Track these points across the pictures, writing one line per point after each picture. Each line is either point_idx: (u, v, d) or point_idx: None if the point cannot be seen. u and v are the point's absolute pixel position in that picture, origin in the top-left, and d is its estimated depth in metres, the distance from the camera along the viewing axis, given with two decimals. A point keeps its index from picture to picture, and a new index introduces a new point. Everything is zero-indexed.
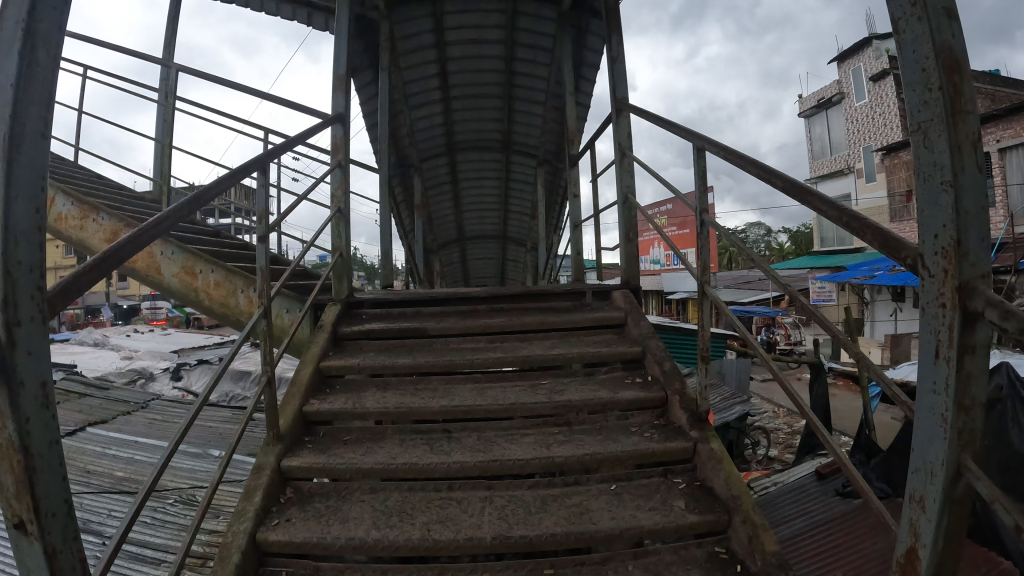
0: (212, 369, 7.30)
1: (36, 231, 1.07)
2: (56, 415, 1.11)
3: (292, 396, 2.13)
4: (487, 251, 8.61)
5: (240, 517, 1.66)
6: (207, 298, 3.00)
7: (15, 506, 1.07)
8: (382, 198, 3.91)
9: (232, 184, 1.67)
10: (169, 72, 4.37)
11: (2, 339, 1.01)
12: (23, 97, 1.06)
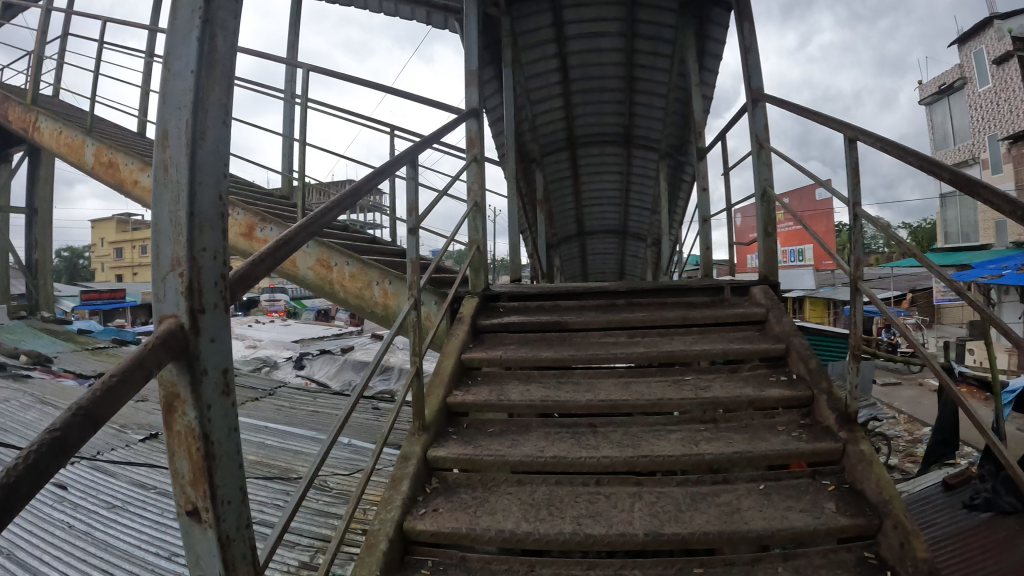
0: (334, 360, 7.55)
1: (218, 217, 1.12)
2: (235, 404, 1.16)
3: (435, 386, 2.20)
4: (605, 247, 8.59)
5: (388, 506, 1.72)
6: (343, 289, 3.10)
7: (192, 493, 1.12)
8: (510, 194, 3.94)
9: (382, 178, 1.71)
10: (295, 73, 4.52)
11: (186, 326, 1.07)
12: (203, 86, 1.12)
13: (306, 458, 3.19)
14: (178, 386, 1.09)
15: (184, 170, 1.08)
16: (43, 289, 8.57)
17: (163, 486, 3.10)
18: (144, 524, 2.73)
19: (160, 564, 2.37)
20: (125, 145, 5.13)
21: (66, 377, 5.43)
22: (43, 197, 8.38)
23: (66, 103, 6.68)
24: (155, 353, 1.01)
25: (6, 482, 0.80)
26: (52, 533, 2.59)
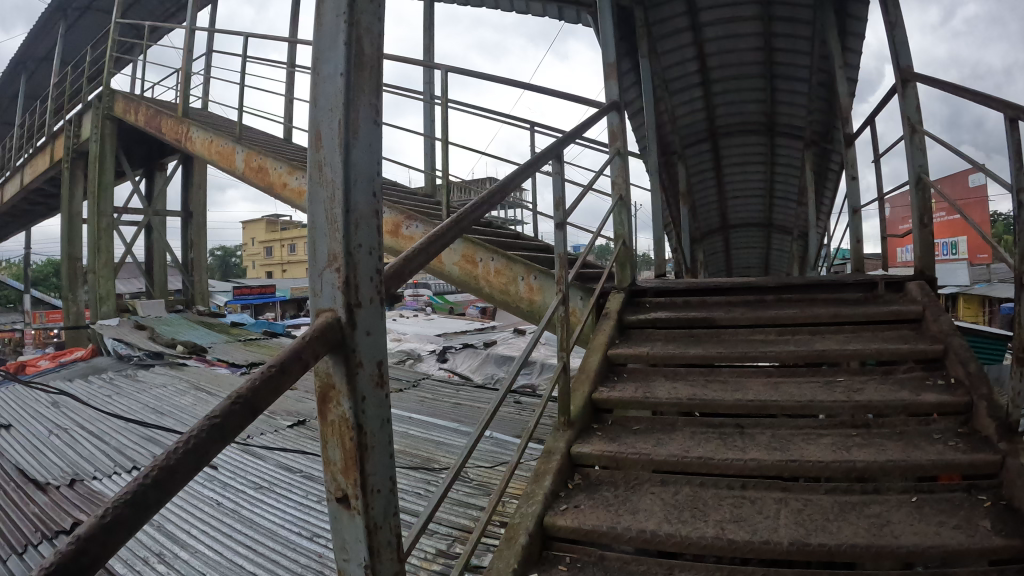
0: (475, 354, 7.71)
1: (373, 214, 1.15)
2: (388, 396, 1.18)
3: (581, 383, 2.27)
4: (750, 241, 8.35)
5: (529, 500, 1.82)
6: (489, 285, 3.16)
7: (344, 482, 1.16)
8: (654, 188, 3.90)
9: (527, 176, 1.71)
10: (432, 74, 4.64)
11: (343, 319, 1.09)
12: (353, 86, 1.15)
13: (449, 450, 3.24)
14: (333, 378, 1.12)
15: (337, 169, 1.11)
16: (198, 286, 9.14)
17: (310, 470, 3.23)
18: (288, 505, 2.83)
19: (300, 542, 2.45)
20: (271, 150, 5.40)
21: (219, 366, 5.79)
22: (197, 199, 9.01)
23: (214, 113, 7.13)
24: (311, 346, 1.05)
25: (164, 466, 0.87)
26: (202, 510, 2.76)
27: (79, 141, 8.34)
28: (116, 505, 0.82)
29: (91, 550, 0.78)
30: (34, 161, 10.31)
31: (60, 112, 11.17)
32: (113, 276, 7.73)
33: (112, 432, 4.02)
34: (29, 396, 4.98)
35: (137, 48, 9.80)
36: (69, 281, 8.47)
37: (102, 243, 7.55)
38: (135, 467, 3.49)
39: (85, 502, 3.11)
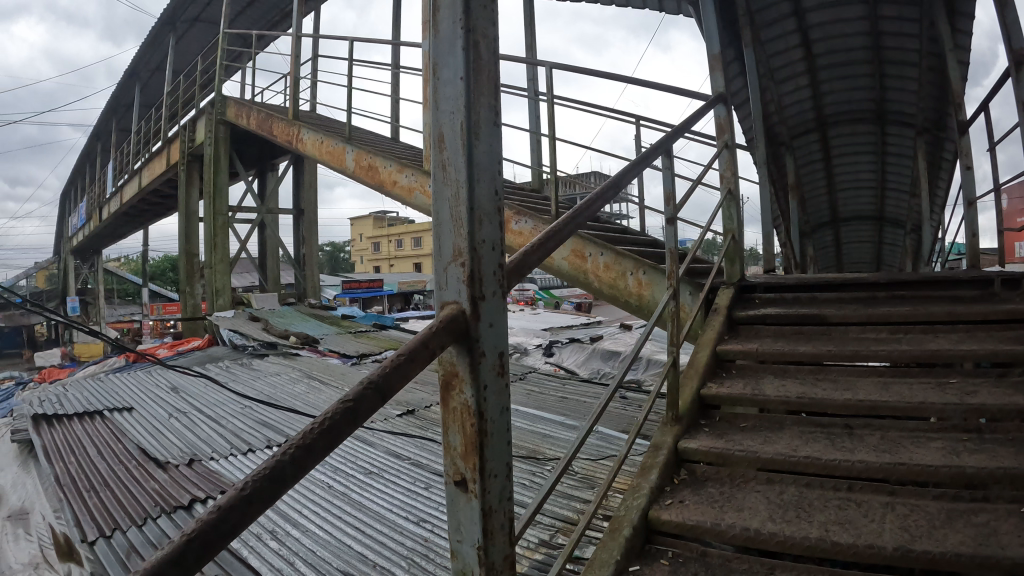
0: (581, 348, 7.76)
1: (495, 211, 1.20)
2: (508, 385, 1.23)
3: (690, 378, 2.38)
4: (863, 236, 8.09)
5: (636, 494, 1.90)
6: (598, 279, 3.33)
7: (463, 465, 1.22)
8: (763, 182, 3.87)
9: (631, 178, 1.75)
10: (535, 72, 4.71)
11: (468, 311, 1.15)
12: (473, 89, 1.20)
13: (556, 443, 3.29)
14: (457, 366, 1.18)
15: (462, 169, 1.17)
16: (310, 280, 9.47)
17: (417, 458, 3.33)
18: (396, 490, 2.95)
19: (406, 526, 2.55)
20: (379, 149, 5.59)
21: (331, 357, 6.02)
22: (308, 197, 9.42)
23: (323, 114, 7.44)
24: (438, 336, 1.11)
25: (300, 445, 0.95)
26: (315, 491, 2.92)
27: (194, 145, 8.82)
28: (257, 478, 0.90)
29: (231, 520, 0.86)
30: (152, 164, 10.95)
31: (175, 118, 11.81)
32: (228, 270, 8.14)
33: (229, 417, 4.25)
34: (152, 383, 5.33)
35: (244, 55, 10.26)
36: (187, 276, 8.98)
37: (218, 240, 7.98)
38: (248, 449, 3.68)
39: (202, 480, 3.31)
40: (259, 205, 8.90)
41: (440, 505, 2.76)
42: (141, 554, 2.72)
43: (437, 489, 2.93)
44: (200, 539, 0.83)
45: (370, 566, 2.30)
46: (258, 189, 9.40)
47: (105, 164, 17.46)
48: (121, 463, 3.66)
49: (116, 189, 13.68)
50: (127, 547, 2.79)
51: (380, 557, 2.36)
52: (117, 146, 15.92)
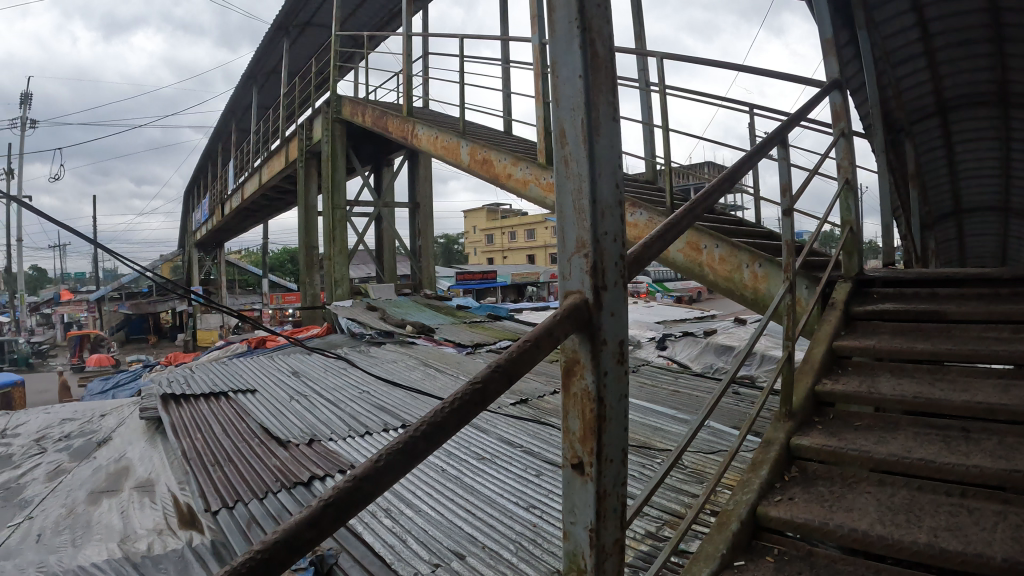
0: (695, 343, 7.77)
1: (617, 204, 1.24)
2: (627, 373, 1.27)
3: (805, 375, 2.39)
4: (993, 228, 7.68)
5: (747, 488, 1.93)
6: (714, 271, 3.41)
7: (580, 450, 1.26)
8: (882, 172, 3.76)
9: (733, 180, 1.77)
10: (645, 62, 4.71)
11: (592, 301, 1.20)
12: (592, 87, 1.25)
13: (669, 437, 3.31)
14: (579, 353, 1.23)
15: (583, 161, 1.22)
16: (426, 271, 9.81)
17: (530, 446, 3.44)
18: (508, 476, 3.06)
19: (516, 511, 2.68)
20: (493, 143, 5.76)
21: (446, 346, 6.19)
22: (422, 190, 9.73)
23: (435, 110, 7.67)
24: (562, 323, 1.15)
25: (431, 422, 1.01)
26: (430, 473, 3.08)
27: (312, 142, 9.25)
28: (391, 452, 0.97)
29: (365, 488, 0.94)
30: (272, 162, 11.52)
31: (292, 117, 12.39)
32: (345, 261, 8.49)
33: (347, 401, 4.45)
34: (275, 367, 5.64)
35: (355, 55, 10.65)
36: (307, 268, 9.43)
37: (336, 232, 8.34)
38: (365, 432, 3.85)
39: (321, 459, 3.48)
40: (376, 199, 9.28)
41: (550, 494, 2.88)
42: (261, 526, 2.92)
43: (548, 476, 3.05)
44: (337, 505, 0.91)
45: (479, 547, 2.44)
46: (373, 183, 9.74)
47: (227, 163, 18.46)
48: (245, 440, 3.90)
49: (238, 186, 14.44)
50: (248, 518, 3.00)
51: (489, 540, 2.50)
52: (237, 145, 16.78)
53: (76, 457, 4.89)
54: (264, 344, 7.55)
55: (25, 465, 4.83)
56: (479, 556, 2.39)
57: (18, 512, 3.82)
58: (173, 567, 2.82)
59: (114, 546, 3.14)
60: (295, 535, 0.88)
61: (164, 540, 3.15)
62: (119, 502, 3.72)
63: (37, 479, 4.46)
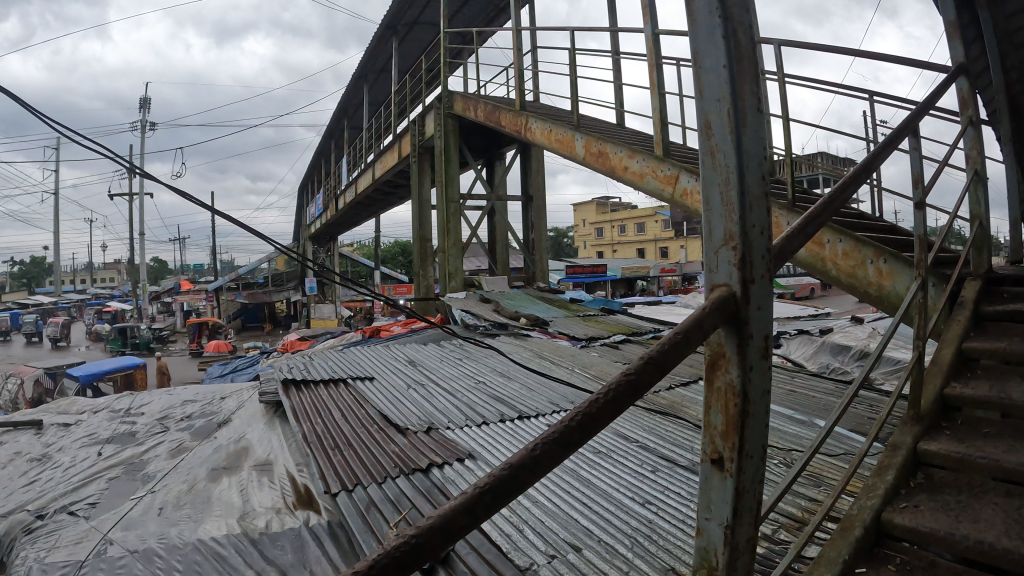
0: (811, 341, 7.64)
1: (764, 195, 1.22)
2: (770, 367, 1.24)
3: (933, 377, 2.30)
4: None
5: (870, 495, 1.88)
6: (837, 267, 3.33)
7: (721, 445, 1.25)
8: (1011, 162, 3.55)
9: (868, 175, 1.72)
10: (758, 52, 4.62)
11: (739, 294, 1.18)
12: (736, 76, 1.22)
13: (796, 438, 3.31)
14: (725, 347, 1.22)
15: (730, 152, 1.20)
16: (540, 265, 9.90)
17: (646, 443, 3.62)
18: (625, 472, 3.23)
19: (633, 506, 2.82)
20: (607, 135, 5.86)
21: (560, 339, 6.27)
22: (536, 184, 9.85)
23: (546, 105, 7.74)
24: (711, 316, 1.14)
25: (586, 412, 0.99)
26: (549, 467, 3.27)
27: (424, 138, 9.53)
28: (544, 441, 0.96)
29: (520, 477, 0.93)
30: (385, 157, 11.87)
31: (404, 113, 12.71)
32: (459, 254, 8.66)
33: (463, 393, 4.60)
34: (392, 356, 5.83)
35: (464, 51, 10.83)
36: (421, 261, 9.72)
37: (450, 225, 8.53)
38: (483, 423, 3.99)
39: (438, 448, 3.58)
40: (488, 193, 9.45)
41: (669, 489, 3.01)
42: (380, 509, 3.03)
43: (665, 473, 3.20)
44: (493, 492, 0.91)
45: (596, 541, 2.54)
46: (485, 177, 9.90)
47: (340, 158, 19.12)
48: (363, 426, 4.04)
49: (352, 181, 14.96)
50: (367, 502, 3.11)
51: (604, 534, 2.60)
52: (350, 142, 17.38)
53: (197, 436, 5.19)
54: (377, 334, 7.80)
55: (152, 442, 5.16)
56: (595, 549, 2.49)
57: (145, 486, 4.09)
58: (290, 544, 3.01)
59: (232, 521, 3.31)
60: (450, 520, 0.89)
61: (280, 518, 3.31)
62: (237, 480, 3.92)
63: (162, 456, 4.75)
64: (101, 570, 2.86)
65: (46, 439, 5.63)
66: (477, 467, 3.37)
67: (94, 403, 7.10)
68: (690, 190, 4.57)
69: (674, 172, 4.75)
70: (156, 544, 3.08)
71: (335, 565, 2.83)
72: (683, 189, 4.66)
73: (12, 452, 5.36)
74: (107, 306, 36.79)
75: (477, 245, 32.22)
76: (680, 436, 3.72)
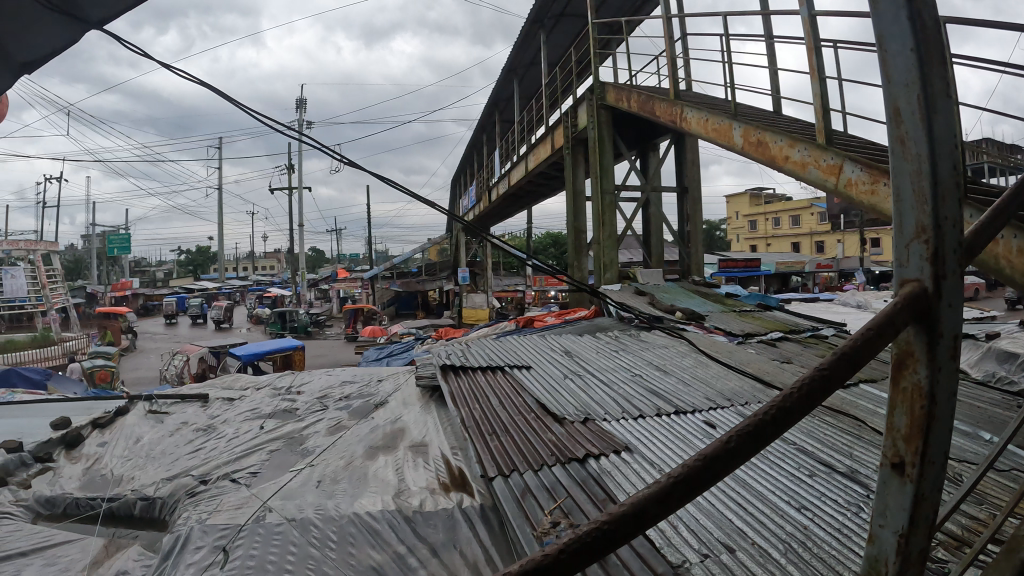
0: (980, 346, 7.12)
1: (955, 187, 1.16)
2: (961, 370, 1.18)
3: None
4: None
5: None
6: (1011, 265, 3.10)
7: (903, 448, 1.21)
8: None
9: None
10: None
11: (929, 290, 1.14)
12: (925, 65, 1.18)
13: (969, 452, 3.17)
14: (913, 347, 1.19)
15: (922, 144, 1.17)
16: (694, 258, 9.76)
17: (802, 446, 3.61)
18: (781, 474, 3.23)
19: (788, 510, 2.82)
20: (767, 123, 5.70)
21: (717, 334, 6.20)
22: (691, 175, 9.70)
23: (701, 93, 7.61)
24: (900, 313, 1.12)
25: (781, 406, 0.96)
26: None
27: (577, 129, 9.61)
28: (738, 435, 0.93)
29: (715, 468, 0.91)
30: (537, 149, 12.05)
31: (555, 105, 12.84)
32: (615, 246, 8.67)
33: (621, 384, 4.67)
34: (549, 346, 5.98)
35: (613, 42, 10.80)
36: (576, 253, 9.90)
37: (605, 216, 8.57)
38: (639, 416, 4.05)
39: (595, 439, 3.66)
40: (642, 184, 9.40)
41: (825, 496, 3.01)
42: (536, 496, 3.13)
43: (823, 478, 3.20)
44: (689, 480, 0.90)
45: (749, 542, 2.57)
46: (639, 168, 9.86)
47: (493, 151, 19.57)
48: (521, 413, 4.18)
49: (505, 173, 15.28)
50: (523, 488, 3.22)
51: (759, 536, 2.63)
52: (501, 135, 17.75)
53: (355, 416, 5.51)
54: (531, 324, 7.97)
55: (311, 419, 5.51)
56: (747, 551, 2.52)
57: (305, 460, 4.39)
58: (442, 524, 3.24)
59: (387, 498, 3.49)
60: (644, 508, 0.90)
61: (434, 499, 3.47)
62: (393, 459, 4.14)
63: (320, 433, 5.07)
64: (259, 535, 3.08)
65: (216, 412, 6.13)
66: (631, 461, 3.43)
67: (261, 380, 7.67)
68: (854, 180, 4.38)
69: (837, 162, 4.57)
70: (313, 515, 3.28)
71: (485, 549, 3.08)
72: (847, 180, 4.47)
73: (182, 421, 5.86)
74: (272, 293, 39.51)
75: (625, 237, 32.07)
76: (838, 441, 3.69)
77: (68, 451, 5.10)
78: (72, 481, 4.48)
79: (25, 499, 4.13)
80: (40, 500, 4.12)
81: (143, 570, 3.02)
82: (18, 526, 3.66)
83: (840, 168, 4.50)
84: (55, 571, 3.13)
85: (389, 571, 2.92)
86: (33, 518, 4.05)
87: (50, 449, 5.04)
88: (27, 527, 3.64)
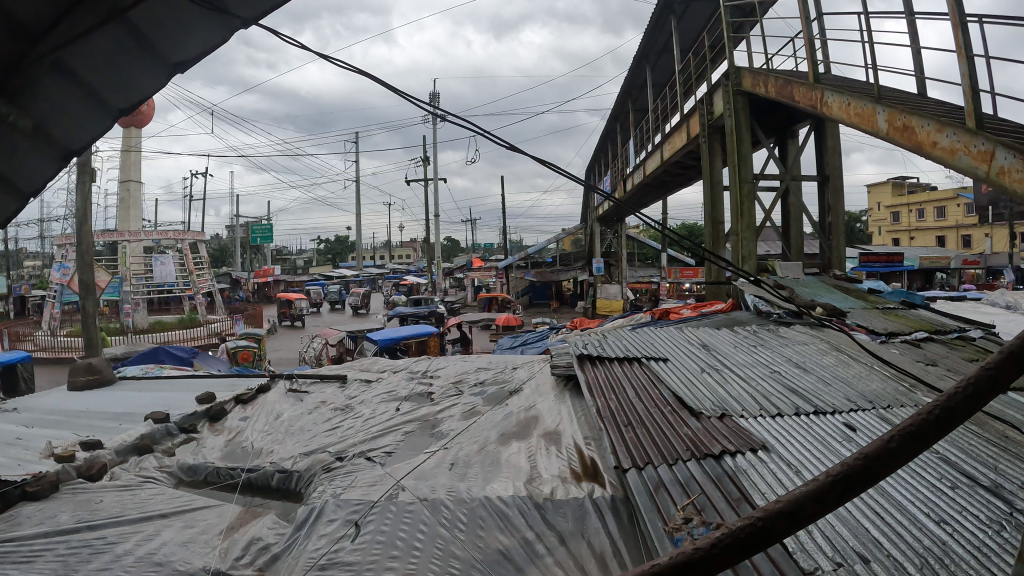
0: None
1: None
2: None
3: None
4: None
5: None
6: None
7: None
8: None
9: None
10: None
11: None
12: None
13: None
14: None
15: None
16: (836, 250, 9.33)
17: (946, 454, 3.41)
18: (923, 483, 3.09)
19: (927, 523, 2.72)
20: (915, 106, 5.33)
21: (859, 332, 5.88)
22: (833, 163, 9.26)
23: (844, 77, 7.25)
24: None
25: (945, 406, 0.83)
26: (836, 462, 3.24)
27: (712, 117, 9.37)
28: (899, 435, 0.82)
29: (875, 469, 0.81)
30: (672, 139, 11.87)
31: (690, 91, 12.57)
32: (753, 237, 8.42)
33: (759, 381, 4.53)
34: (686, 339, 5.85)
35: (746, 24, 10.43)
36: (714, 243, 9.74)
37: (743, 207, 8.30)
38: (776, 414, 3.91)
39: (731, 435, 3.57)
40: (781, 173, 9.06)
41: (965, 510, 2.88)
42: (669, 490, 3.10)
43: (965, 491, 3.03)
44: (848, 482, 0.81)
45: (884, 555, 2.49)
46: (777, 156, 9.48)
47: (626, 141, 19.43)
48: (657, 405, 4.14)
49: (640, 163, 15.08)
50: (656, 481, 3.19)
51: (896, 549, 2.54)
52: (636, 123, 17.60)
53: (489, 402, 5.62)
54: (667, 316, 7.87)
55: (446, 403, 5.68)
56: (883, 563, 2.45)
57: (440, 442, 4.53)
58: (572, 513, 3.25)
59: (519, 484, 3.54)
60: (800, 507, 0.82)
61: (565, 488, 3.49)
62: (525, 446, 4.20)
63: (455, 417, 5.22)
64: (389, 513, 3.21)
65: (353, 392, 6.44)
66: (768, 460, 3.33)
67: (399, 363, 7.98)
68: (1007, 167, 4.03)
69: (989, 147, 4.22)
70: (445, 496, 3.38)
71: (613, 540, 3.08)
72: (1000, 167, 4.12)
73: (321, 400, 6.19)
74: (410, 282, 40.94)
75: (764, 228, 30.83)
76: (982, 451, 3.46)
77: (212, 424, 5.49)
78: (214, 451, 4.82)
79: (170, 466, 4.49)
80: (184, 467, 4.47)
81: (281, 540, 3.22)
82: (162, 490, 3.98)
83: (993, 154, 4.15)
84: (193, 532, 3.37)
85: (517, 556, 2.98)
86: (177, 482, 4.40)
87: (195, 421, 5.44)
88: (169, 492, 3.95)
